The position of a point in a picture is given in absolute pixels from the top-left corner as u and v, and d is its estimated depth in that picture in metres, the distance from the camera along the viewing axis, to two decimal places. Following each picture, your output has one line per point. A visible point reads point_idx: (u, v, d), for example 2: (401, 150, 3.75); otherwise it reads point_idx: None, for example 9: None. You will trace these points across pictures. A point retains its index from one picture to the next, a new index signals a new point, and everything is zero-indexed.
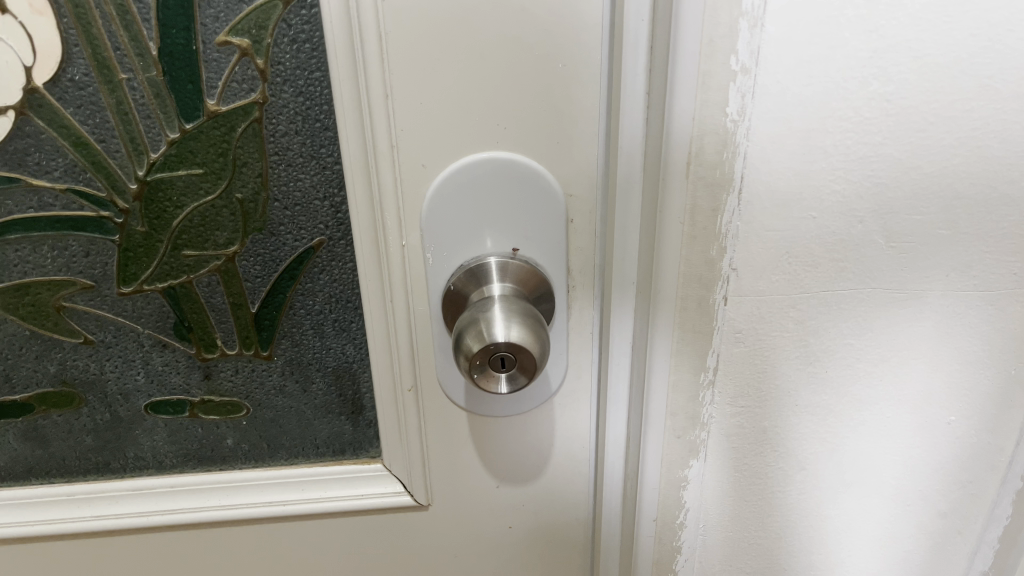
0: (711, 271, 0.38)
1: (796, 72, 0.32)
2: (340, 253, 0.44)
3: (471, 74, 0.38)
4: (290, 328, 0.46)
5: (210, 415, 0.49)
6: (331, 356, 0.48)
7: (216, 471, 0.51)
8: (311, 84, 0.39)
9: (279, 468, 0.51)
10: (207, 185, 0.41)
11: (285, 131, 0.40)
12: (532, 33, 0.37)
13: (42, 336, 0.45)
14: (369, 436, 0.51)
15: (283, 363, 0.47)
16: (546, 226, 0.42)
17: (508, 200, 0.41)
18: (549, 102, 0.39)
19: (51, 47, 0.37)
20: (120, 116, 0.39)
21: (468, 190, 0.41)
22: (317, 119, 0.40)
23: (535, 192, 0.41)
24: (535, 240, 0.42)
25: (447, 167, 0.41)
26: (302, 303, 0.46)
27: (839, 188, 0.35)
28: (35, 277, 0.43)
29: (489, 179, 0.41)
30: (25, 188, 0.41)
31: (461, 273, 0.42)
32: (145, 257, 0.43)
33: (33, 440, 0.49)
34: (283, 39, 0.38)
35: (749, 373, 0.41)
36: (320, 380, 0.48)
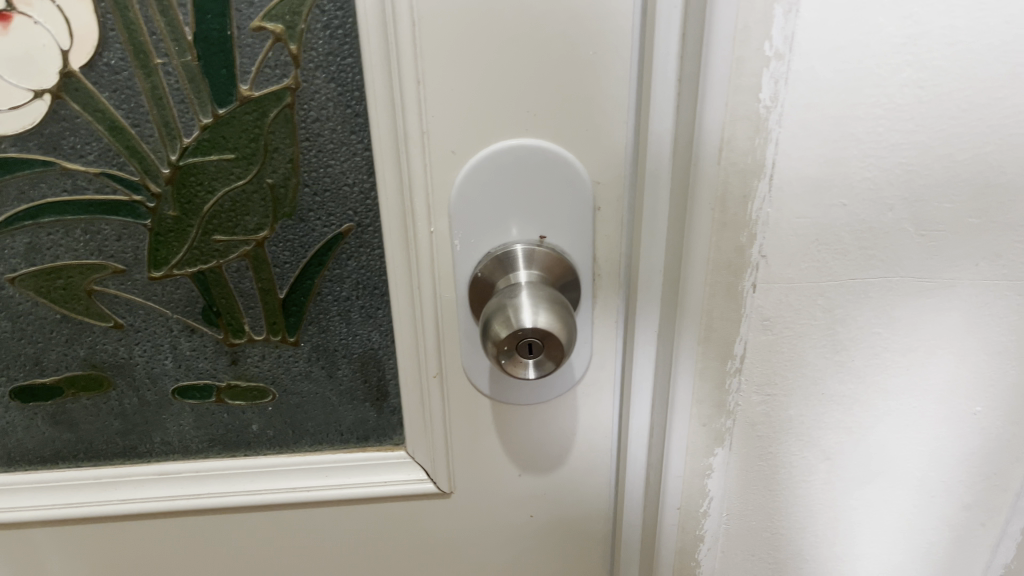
0: (741, 257, 0.38)
1: (829, 58, 0.32)
2: (368, 239, 0.45)
3: (502, 61, 0.38)
4: (318, 314, 0.47)
5: (236, 401, 0.49)
6: (357, 342, 0.48)
7: (240, 456, 0.52)
8: (343, 70, 0.40)
9: (303, 454, 0.52)
10: (238, 170, 0.42)
11: (317, 117, 0.41)
12: (563, 19, 0.37)
13: (73, 320, 0.46)
14: (393, 423, 0.51)
15: (309, 349, 0.48)
16: (574, 213, 0.42)
17: (536, 188, 0.41)
18: (579, 89, 0.39)
19: (89, 31, 0.38)
20: (155, 101, 0.40)
21: (496, 177, 0.41)
22: (349, 105, 0.41)
23: (562, 179, 0.41)
24: (562, 228, 0.42)
25: (476, 154, 0.41)
26: (330, 290, 0.46)
27: (870, 175, 0.35)
28: (67, 260, 0.44)
29: (517, 166, 0.41)
30: (59, 172, 0.41)
31: (489, 260, 0.43)
32: (176, 242, 0.44)
33: (62, 423, 0.50)
34: (317, 24, 0.39)
35: (776, 362, 0.41)
36: (345, 367, 0.49)
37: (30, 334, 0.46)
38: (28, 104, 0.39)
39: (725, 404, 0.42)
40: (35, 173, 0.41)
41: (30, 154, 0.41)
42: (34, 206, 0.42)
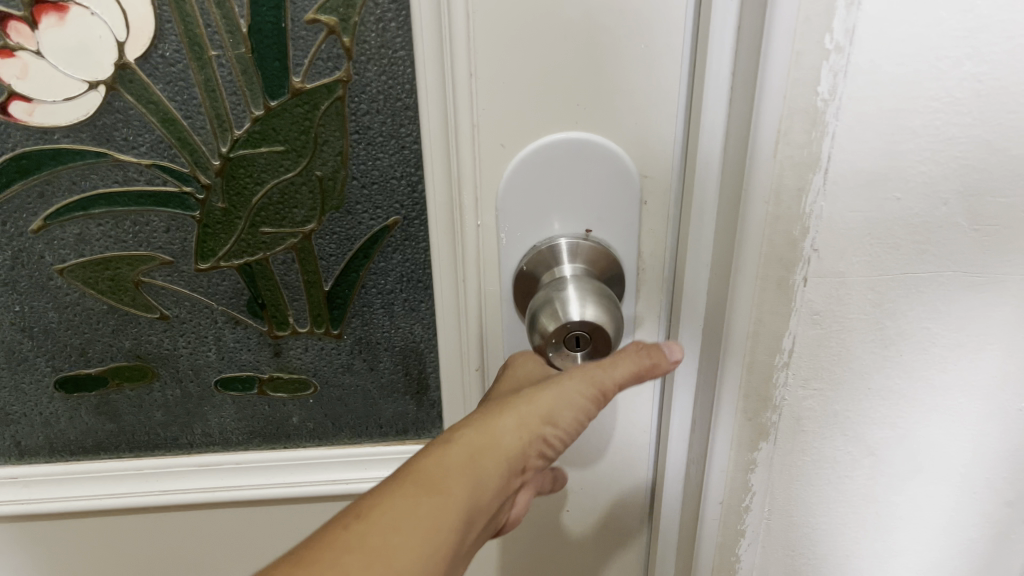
0: (793, 251, 0.37)
1: (888, 51, 0.32)
2: (414, 232, 0.45)
3: (556, 53, 0.38)
4: (361, 307, 0.47)
5: (278, 393, 0.50)
6: (399, 335, 0.48)
7: (281, 448, 0.52)
8: (395, 63, 0.40)
9: (344, 446, 0.52)
10: (288, 162, 0.42)
11: (367, 109, 0.41)
12: (619, 13, 0.37)
13: (119, 311, 0.46)
14: (433, 417, 0.51)
15: (352, 341, 0.48)
16: (620, 208, 0.42)
17: (584, 181, 0.41)
18: (631, 84, 0.39)
19: (144, 23, 0.38)
20: (208, 92, 0.40)
21: (546, 170, 0.41)
22: (399, 98, 0.41)
23: (610, 173, 0.41)
24: (607, 222, 0.42)
25: (526, 147, 0.40)
26: (374, 282, 0.47)
27: (926, 169, 0.35)
28: (116, 252, 0.44)
29: (566, 159, 0.40)
30: (112, 163, 0.42)
31: (534, 254, 0.42)
32: (223, 233, 0.44)
33: (105, 414, 0.50)
34: (370, 17, 0.39)
35: (824, 356, 0.41)
36: (387, 359, 0.49)
37: (77, 325, 0.47)
38: (82, 95, 0.40)
39: (771, 397, 0.42)
40: (87, 164, 0.42)
41: (83, 145, 0.41)
42: (86, 197, 0.43)
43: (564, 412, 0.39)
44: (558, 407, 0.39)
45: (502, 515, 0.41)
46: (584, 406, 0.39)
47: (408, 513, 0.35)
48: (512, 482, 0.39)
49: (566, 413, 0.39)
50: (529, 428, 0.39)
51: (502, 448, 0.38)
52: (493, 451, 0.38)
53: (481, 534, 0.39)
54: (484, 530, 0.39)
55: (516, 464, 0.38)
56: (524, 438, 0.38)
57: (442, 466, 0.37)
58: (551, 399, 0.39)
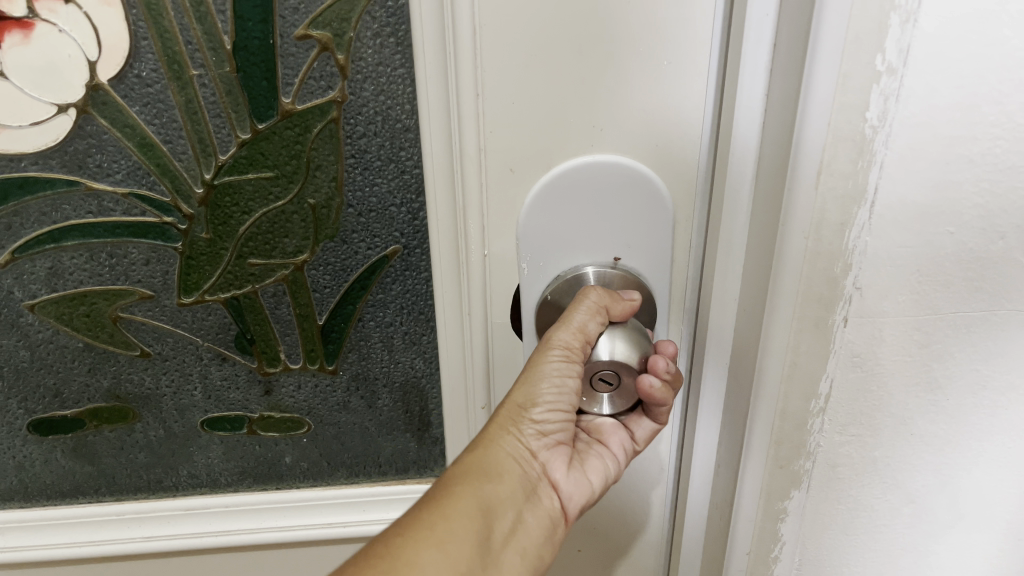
0: (832, 289, 0.33)
1: (945, 71, 0.29)
2: (416, 262, 0.42)
3: (571, 71, 0.34)
4: (358, 340, 0.44)
5: (269, 432, 0.47)
6: (399, 370, 0.45)
7: (273, 489, 0.49)
8: (394, 82, 0.37)
9: (340, 488, 0.49)
10: (277, 190, 0.39)
11: (364, 131, 0.38)
12: (641, 25, 0.33)
13: (96, 349, 0.43)
14: (435, 454, 0.48)
15: (347, 378, 0.45)
16: (649, 233, 0.38)
17: (609, 206, 0.37)
18: (652, 104, 0.35)
19: (118, 41, 0.35)
20: (189, 115, 0.37)
21: (564, 195, 0.37)
22: (398, 120, 0.38)
23: (634, 197, 0.37)
24: (638, 250, 0.38)
25: (539, 172, 0.37)
26: (372, 315, 0.43)
27: (981, 202, 0.32)
28: (92, 286, 0.41)
29: (591, 182, 0.37)
30: (85, 191, 0.38)
31: (559, 284, 0.38)
32: (208, 266, 0.41)
33: (83, 457, 0.47)
34: (367, 32, 0.36)
35: (864, 402, 0.36)
36: (386, 396, 0.46)
37: (50, 364, 0.43)
38: (52, 119, 0.36)
39: (805, 444, 0.37)
40: (58, 193, 0.38)
41: (53, 172, 0.38)
42: (57, 228, 0.39)
43: (543, 388, 0.38)
44: (536, 387, 0.38)
45: (552, 517, 0.39)
46: (564, 376, 0.37)
47: (416, 524, 0.35)
48: (528, 474, 0.39)
49: (544, 389, 0.38)
50: (513, 417, 0.39)
51: (492, 445, 0.39)
52: (489, 449, 0.39)
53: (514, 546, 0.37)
54: (524, 539, 0.38)
55: (514, 463, 0.39)
56: (516, 429, 0.39)
57: (444, 480, 0.37)
58: (523, 390, 0.38)
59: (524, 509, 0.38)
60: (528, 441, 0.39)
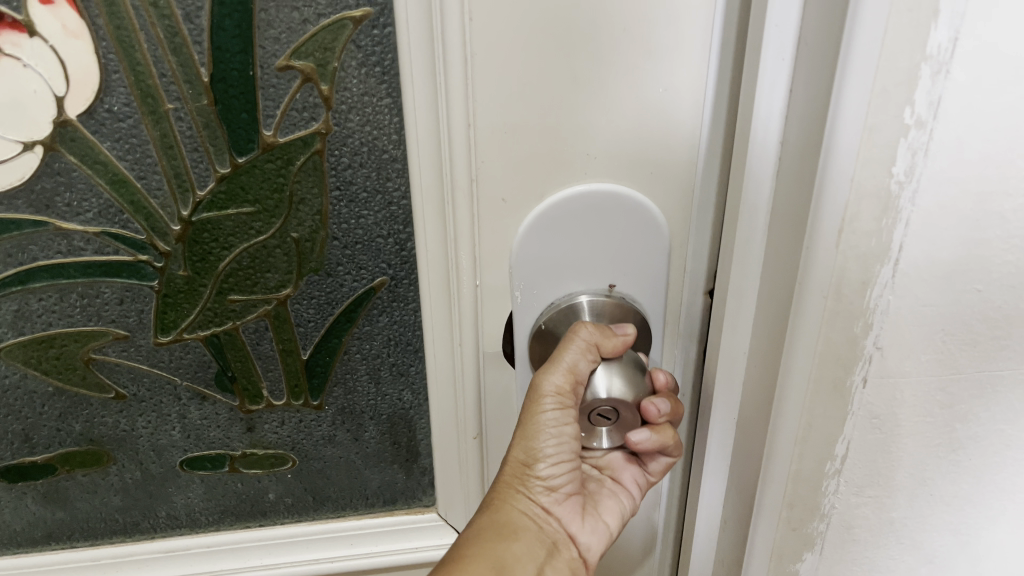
0: (851, 350, 0.31)
1: (977, 124, 0.27)
2: (404, 293, 0.39)
3: (569, 103, 0.32)
4: (344, 374, 0.42)
5: (252, 469, 0.44)
6: (386, 403, 0.43)
7: (256, 527, 0.47)
8: (380, 112, 0.35)
9: (326, 522, 0.47)
10: (258, 225, 0.36)
11: (349, 163, 0.36)
12: (643, 61, 0.31)
13: (67, 392, 0.41)
14: (424, 484, 0.46)
15: (333, 412, 0.43)
16: (646, 262, 0.36)
17: (605, 235, 0.35)
18: (654, 138, 0.33)
19: (87, 74, 0.32)
20: (165, 150, 0.34)
21: (561, 224, 0.35)
22: (385, 150, 0.35)
23: (631, 224, 0.35)
24: (634, 276, 0.36)
25: (532, 206, 0.34)
26: (358, 348, 0.41)
27: (1012, 259, 0.30)
28: (62, 328, 0.38)
29: (589, 211, 0.34)
30: (54, 231, 0.36)
31: (554, 313, 0.36)
32: (186, 304, 0.38)
33: (54, 502, 0.45)
34: (351, 62, 0.33)
35: (881, 463, 0.34)
36: (373, 429, 0.43)
37: (18, 410, 0.41)
38: (17, 157, 0.34)
39: (818, 508, 0.35)
40: (24, 235, 0.36)
41: (18, 213, 0.35)
42: (23, 270, 0.37)
43: (541, 441, 0.37)
44: (535, 441, 0.37)
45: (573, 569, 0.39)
46: (564, 427, 0.36)
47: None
48: (545, 528, 0.39)
49: (545, 440, 0.37)
50: (519, 472, 0.38)
51: (506, 505, 0.38)
52: (502, 509, 0.38)
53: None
54: None
55: (528, 519, 0.38)
56: (526, 485, 0.38)
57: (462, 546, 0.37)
58: (522, 446, 0.37)
59: (545, 564, 0.38)
60: (540, 495, 0.38)
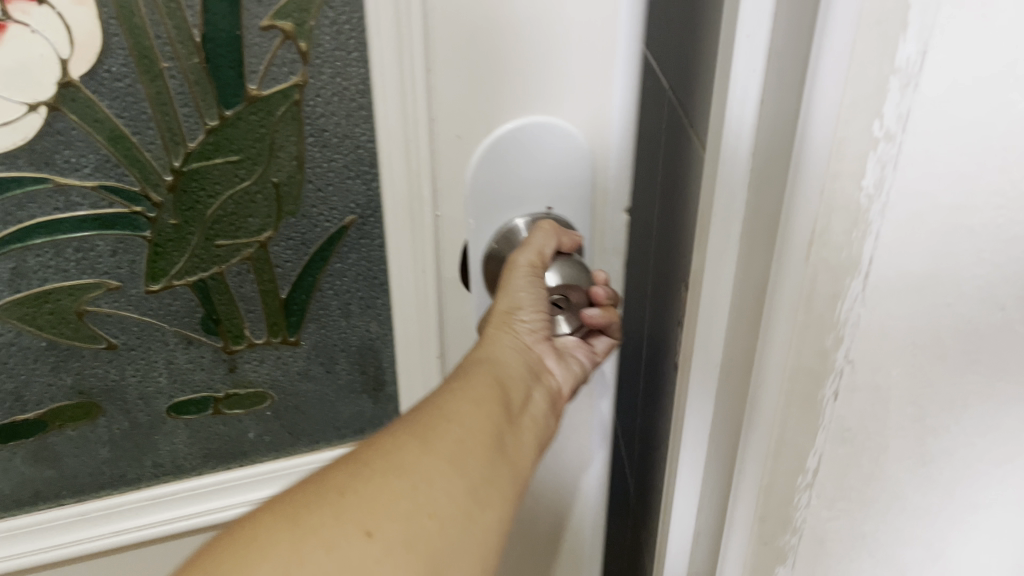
0: (822, 363, 0.31)
1: (947, 137, 0.27)
2: (371, 231, 0.39)
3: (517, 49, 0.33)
4: (319, 311, 0.41)
5: (234, 410, 0.43)
6: (355, 336, 0.42)
7: (239, 467, 0.45)
8: (350, 65, 0.35)
9: (304, 457, 0.45)
10: (242, 172, 0.36)
11: (323, 112, 0.36)
12: (585, 28, 0.33)
13: (60, 345, 0.39)
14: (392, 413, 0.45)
15: (308, 348, 0.42)
16: (580, 184, 0.37)
17: (544, 160, 0.36)
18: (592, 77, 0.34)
19: (90, 38, 0.33)
20: (159, 106, 0.35)
21: (507, 151, 0.35)
22: (353, 98, 0.36)
23: (568, 153, 0.36)
24: (572, 201, 0.37)
25: (481, 139, 0.35)
26: (330, 284, 0.40)
27: (980, 273, 0.29)
28: (58, 281, 0.37)
29: (528, 137, 0.35)
30: (54, 188, 0.35)
31: (500, 236, 0.37)
32: (175, 252, 0.38)
33: (44, 460, 0.43)
34: (325, 21, 0.34)
35: (852, 476, 0.34)
36: (344, 362, 0.42)
37: (8, 368, 0.39)
38: (20, 119, 0.33)
39: (791, 519, 0.35)
40: (26, 192, 0.35)
41: (19, 171, 0.34)
42: (22, 228, 0.36)
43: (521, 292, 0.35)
44: (512, 288, 0.35)
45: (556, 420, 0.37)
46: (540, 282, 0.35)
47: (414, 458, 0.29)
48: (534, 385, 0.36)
49: (523, 291, 0.35)
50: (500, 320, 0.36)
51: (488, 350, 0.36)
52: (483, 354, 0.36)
53: (491, 522, 0.30)
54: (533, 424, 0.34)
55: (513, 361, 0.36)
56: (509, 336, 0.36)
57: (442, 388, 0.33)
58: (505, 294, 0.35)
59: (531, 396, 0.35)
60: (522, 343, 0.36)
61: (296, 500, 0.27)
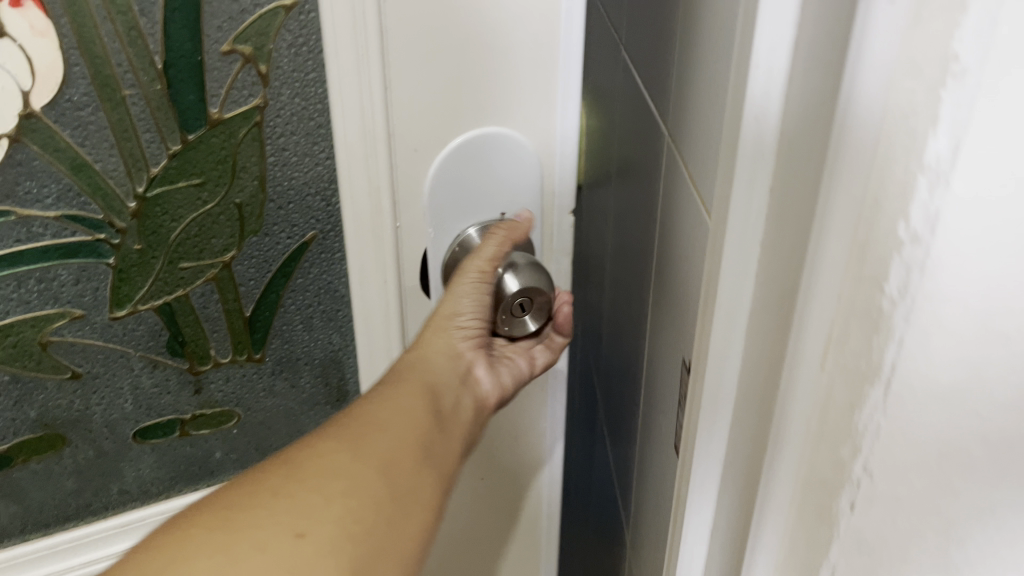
0: None
1: None
2: (331, 245, 0.42)
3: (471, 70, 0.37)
4: (282, 326, 0.43)
5: (202, 430, 0.45)
6: (318, 347, 0.44)
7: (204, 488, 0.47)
8: (307, 85, 0.37)
9: None
10: (205, 195, 0.38)
11: (282, 132, 0.38)
12: (530, 47, 0.37)
13: (23, 379, 0.40)
14: None
15: (272, 363, 0.44)
16: (527, 188, 0.40)
17: (494, 167, 0.39)
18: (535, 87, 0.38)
19: (52, 70, 0.34)
20: (120, 133, 0.36)
21: (461, 162, 0.39)
22: (312, 118, 0.38)
23: (516, 161, 0.39)
24: (522, 205, 0.41)
25: (436, 153, 0.38)
26: (292, 300, 0.43)
27: None
28: (19, 315, 0.38)
29: (479, 147, 0.39)
30: (17, 220, 0.36)
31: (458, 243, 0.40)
32: (139, 276, 0.39)
33: (8, 495, 0.44)
34: (283, 44, 0.36)
35: None
36: (307, 374, 0.45)
37: None
38: None
39: None
40: None
41: None
42: None
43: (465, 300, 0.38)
44: (454, 297, 0.38)
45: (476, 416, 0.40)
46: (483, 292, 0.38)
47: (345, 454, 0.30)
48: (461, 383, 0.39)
49: (465, 300, 0.38)
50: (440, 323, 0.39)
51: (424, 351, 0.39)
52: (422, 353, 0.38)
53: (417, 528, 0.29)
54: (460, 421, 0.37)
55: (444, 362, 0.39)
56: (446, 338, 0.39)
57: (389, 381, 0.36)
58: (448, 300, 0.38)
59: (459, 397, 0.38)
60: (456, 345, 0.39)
61: (229, 502, 0.27)
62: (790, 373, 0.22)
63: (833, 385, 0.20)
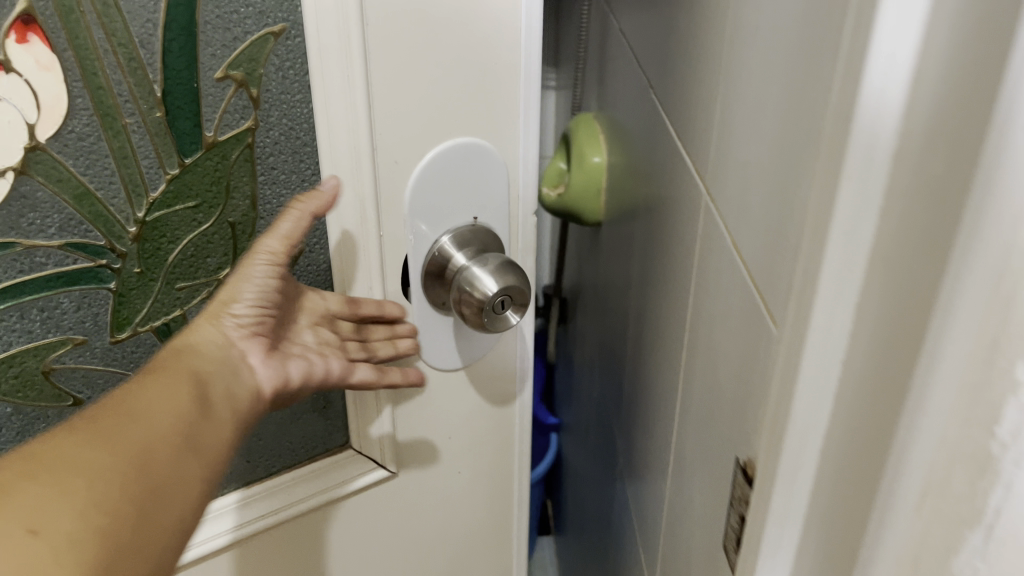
0: None
1: None
2: (316, 258, 0.45)
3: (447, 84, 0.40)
4: None
5: None
6: None
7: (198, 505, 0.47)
8: (294, 106, 0.40)
9: (261, 481, 0.49)
10: (200, 216, 0.40)
11: (272, 152, 0.40)
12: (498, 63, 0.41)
13: (23, 410, 0.40)
14: (337, 425, 0.51)
15: None
16: (492, 192, 0.45)
17: (467, 174, 0.43)
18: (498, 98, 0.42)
19: (57, 101, 0.34)
20: (121, 159, 0.37)
21: (438, 170, 0.42)
22: (299, 137, 0.41)
23: (484, 167, 0.44)
24: (490, 208, 0.45)
25: (416, 163, 0.42)
26: None
27: None
28: (22, 346, 0.38)
29: (454, 156, 0.42)
30: (22, 251, 0.36)
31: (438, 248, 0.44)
32: (138, 299, 0.40)
33: None
34: (272, 69, 0.38)
35: None
36: None
37: None
38: None
39: None
40: None
41: None
42: None
43: (245, 285, 0.39)
44: (239, 281, 0.39)
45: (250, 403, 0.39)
46: (270, 276, 0.39)
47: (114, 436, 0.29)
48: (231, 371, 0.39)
49: (247, 286, 0.39)
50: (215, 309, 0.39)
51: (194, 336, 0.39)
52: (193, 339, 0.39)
53: (177, 519, 0.30)
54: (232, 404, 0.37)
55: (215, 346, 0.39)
56: (215, 323, 0.39)
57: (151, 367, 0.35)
58: (231, 284, 0.39)
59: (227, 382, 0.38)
60: (226, 332, 0.40)
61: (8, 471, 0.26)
62: (889, 477, 0.22)
63: (935, 507, 0.20)
